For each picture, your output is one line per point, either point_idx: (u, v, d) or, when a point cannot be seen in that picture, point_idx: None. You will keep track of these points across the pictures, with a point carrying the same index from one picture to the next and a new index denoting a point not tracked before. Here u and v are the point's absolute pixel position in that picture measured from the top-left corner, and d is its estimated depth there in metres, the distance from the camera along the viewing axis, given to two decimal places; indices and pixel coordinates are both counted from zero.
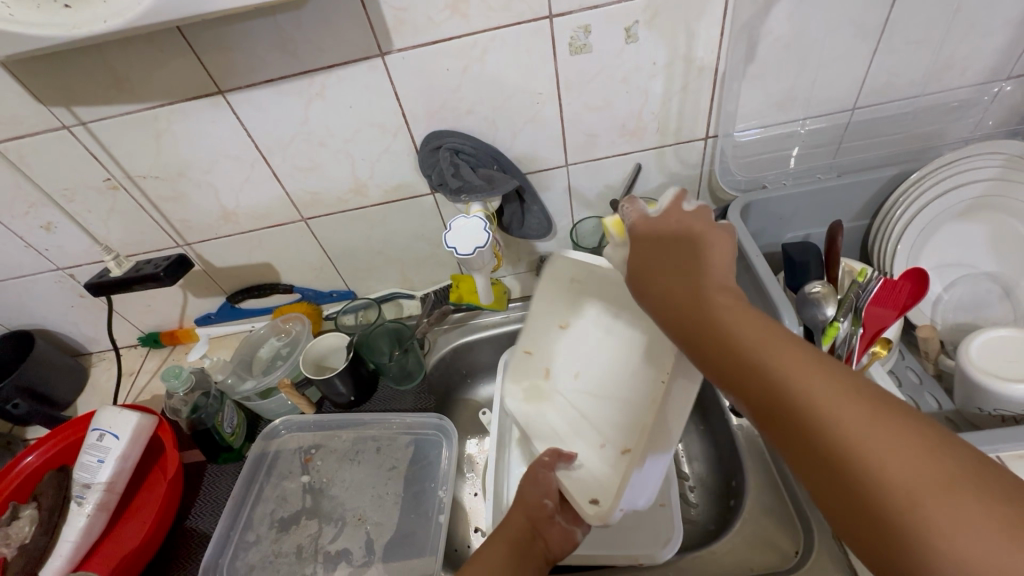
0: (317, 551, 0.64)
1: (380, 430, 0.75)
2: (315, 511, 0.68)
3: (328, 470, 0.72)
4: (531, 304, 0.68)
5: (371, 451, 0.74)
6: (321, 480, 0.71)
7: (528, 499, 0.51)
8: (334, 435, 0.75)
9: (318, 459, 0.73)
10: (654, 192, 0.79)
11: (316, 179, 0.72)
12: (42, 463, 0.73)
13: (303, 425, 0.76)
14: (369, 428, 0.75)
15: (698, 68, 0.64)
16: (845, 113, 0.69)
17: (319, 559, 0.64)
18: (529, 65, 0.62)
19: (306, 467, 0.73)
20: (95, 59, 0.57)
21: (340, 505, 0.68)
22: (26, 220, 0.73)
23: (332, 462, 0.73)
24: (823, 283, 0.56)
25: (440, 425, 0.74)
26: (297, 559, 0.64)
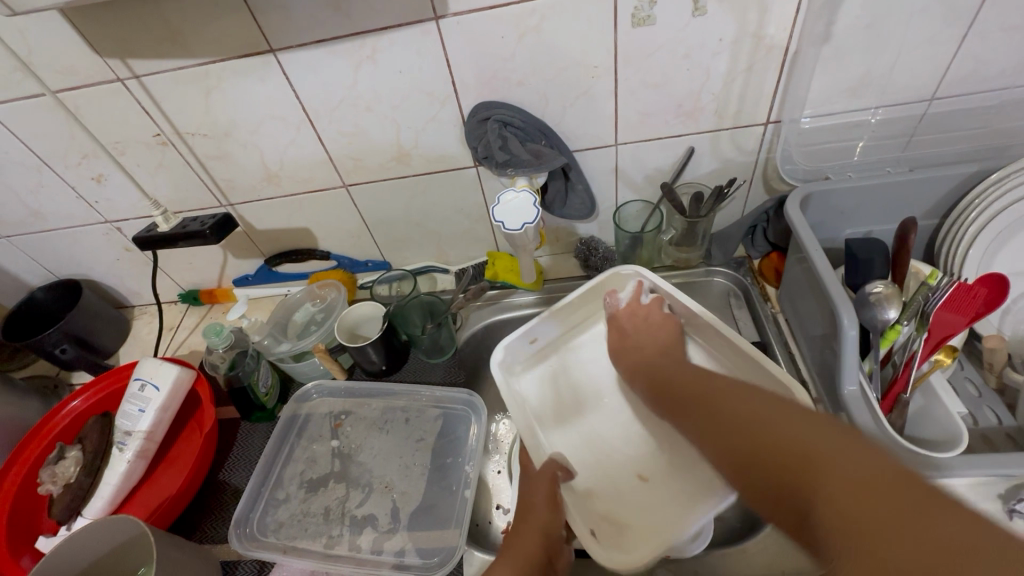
0: (344, 514, 0.66)
1: (411, 400, 0.76)
2: (344, 475, 0.69)
3: (357, 436, 0.73)
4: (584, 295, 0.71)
5: (400, 421, 0.74)
6: (350, 446, 0.72)
7: (547, 528, 0.52)
8: (364, 403, 0.76)
9: (348, 425, 0.74)
10: (705, 179, 0.75)
11: (360, 145, 0.71)
12: (87, 407, 0.76)
13: (335, 391, 0.78)
14: (399, 398, 0.76)
15: (767, 47, 0.60)
16: (921, 104, 0.64)
17: (345, 522, 0.65)
18: (587, 35, 0.59)
19: (336, 431, 0.74)
20: (151, 11, 0.56)
21: (367, 472, 0.69)
22: (78, 171, 0.74)
23: (362, 429, 0.74)
24: (886, 283, 0.53)
25: (469, 400, 0.74)
26: (324, 520, 0.65)
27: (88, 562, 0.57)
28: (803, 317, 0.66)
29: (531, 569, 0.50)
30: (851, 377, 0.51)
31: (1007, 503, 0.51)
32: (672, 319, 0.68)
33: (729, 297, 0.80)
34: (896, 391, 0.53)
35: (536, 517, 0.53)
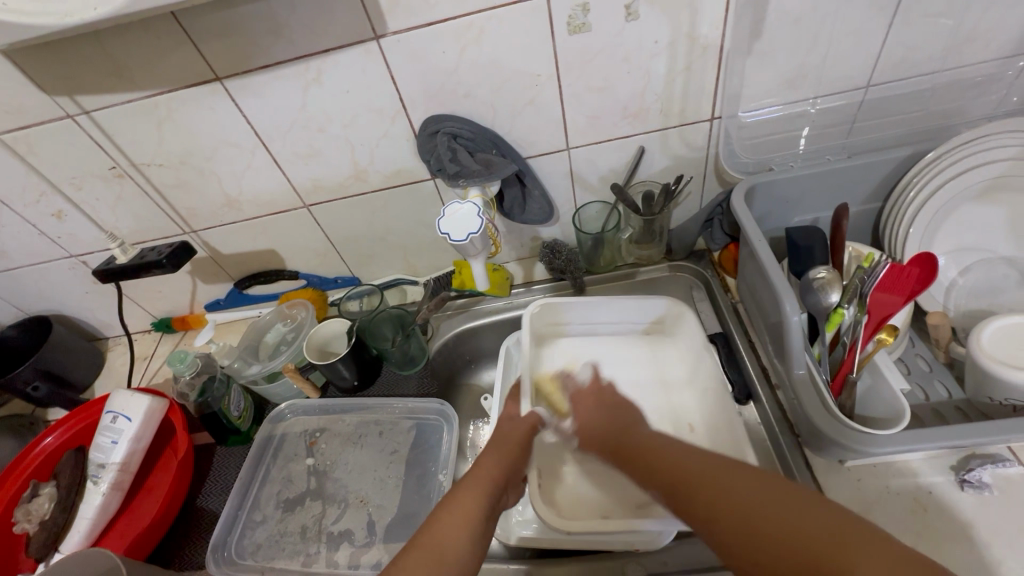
0: (321, 531, 0.66)
1: (384, 413, 0.76)
2: (320, 493, 0.70)
3: (332, 453, 0.73)
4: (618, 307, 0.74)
5: (375, 435, 0.75)
6: (325, 463, 0.72)
7: (510, 463, 0.55)
8: (338, 419, 0.77)
9: (322, 443, 0.75)
10: (658, 176, 0.77)
11: (316, 165, 0.72)
12: (62, 443, 0.77)
13: (309, 409, 0.78)
14: (373, 412, 0.77)
15: (702, 46, 0.62)
16: (858, 91, 0.66)
17: (322, 539, 0.65)
18: (527, 45, 0.61)
19: (311, 449, 0.74)
20: (94, 46, 0.57)
21: (343, 487, 0.70)
22: (38, 209, 0.75)
23: (337, 445, 0.74)
24: (828, 268, 0.55)
25: (442, 410, 0.75)
26: (300, 538, 0.66)
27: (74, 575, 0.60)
28: (763, 305, 0.65)
29: (488, 491, 0.51)
30: (799, 360, 0.53)
31: (960, 474, 0.53)
32: (695, 355, 0.69)
33: (692, 289, 0.82)
34: (844, 372, 0.54)
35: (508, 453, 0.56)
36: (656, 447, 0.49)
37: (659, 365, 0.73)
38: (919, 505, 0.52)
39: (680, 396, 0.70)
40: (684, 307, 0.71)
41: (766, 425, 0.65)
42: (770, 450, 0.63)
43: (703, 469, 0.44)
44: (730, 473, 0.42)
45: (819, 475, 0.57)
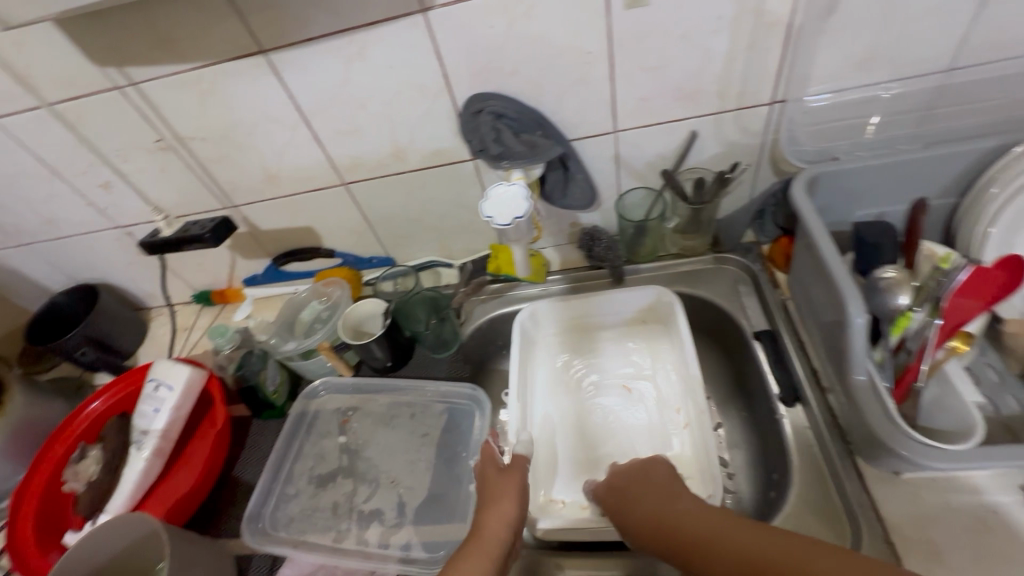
0: (353, 508, 0.67)
1: (416, 395, 0.76)
2: (352, 471, 0.70)
3: (364, 432, 0.74)
4: (613, 297, 0.76)
5: (406, 416, 0.75)
6: (357, 442, 0.73)
7: (509, 519, 0.51)
8: (371, 399, 0.77)
9: (355, 421, 0.75)
10: (709, 163, 0.73)
11: (355, 142, 0.70)
12: (107, 408, 0.79)
13: (342, 387, 0.79)
14: (404, 393, 0.77)
15: (768, 23, 0.57)
16: (937, 75, 0.60)
17: (353, 516, 0.66)
18: (579, 20, 0.57)
19: (343, 427, 0.75)
20: (142, 16, 0.57)
21: (375, 467, 0.70)
22: (86, 179, 0.76)
23: (369, 425, 0.75)
24: (898, 267, 0.52)
25: (473, 395, 0.74)
26: (332, 514, 0.66)
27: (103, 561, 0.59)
28: (815, 303, 0.62)
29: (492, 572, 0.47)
30: (859, 364, 0.49)
31: None
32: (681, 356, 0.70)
33: (739, 283, 0.77)
34: (908, 380, 0.50)
35: (505, 506, 0.53)
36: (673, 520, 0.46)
37: (655, 362, 0.74)
38: (980, 526, 0.49)
39: (671, 395, 0.71)
40: (673, 295, 0.72)
41: (813, 429, 0.61)
42: (817, 458, 0.59)
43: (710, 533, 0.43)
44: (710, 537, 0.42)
45: (872, 488, 0.54)
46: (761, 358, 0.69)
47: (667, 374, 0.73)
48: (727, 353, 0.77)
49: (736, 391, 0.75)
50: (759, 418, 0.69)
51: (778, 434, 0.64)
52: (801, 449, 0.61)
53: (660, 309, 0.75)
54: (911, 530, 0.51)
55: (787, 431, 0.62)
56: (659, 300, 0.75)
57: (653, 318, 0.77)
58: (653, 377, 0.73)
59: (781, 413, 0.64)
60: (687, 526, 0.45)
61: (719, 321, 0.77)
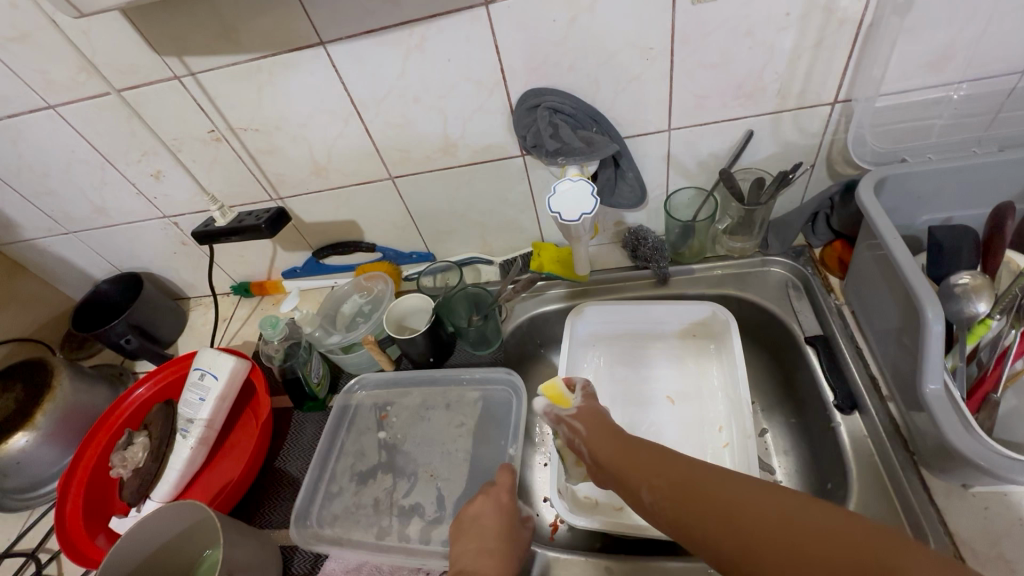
0: (393, 504, 0.66)
1: (451, 386, 0.76)
2: (391, 466, 0.70)
3: (402, 427, 0.74)
4: (655, 310, 0.75)
5: (440, 407, 0.75)
6: (395, 437, 0.73)
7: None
8: (406, 394, 0.77)
9: (393, 416, 0.75)
10: (763, 164, 0.72)
11: (405, 136, 0.70)
12: (151, 395, 0.80)
13: (379, 382, 0.78)
14: (438, 385, 0.77)
15: (839, 20, 0.56)
16: (1011, 77, 0.58)
17: (394, 512, 0.66)
18: (645, 15, 0.56)
19: (382, 423, 0.75)
20: (207, 7, 0.57)
21: (413, 460, 0.70)
22: (138, 168, 0.77)
23: (406, 419, 0.75)
24: (975, 273, 0.50)
25: (509, 380, 0.74)
26: (374, 511, 0.66)
27: (145, 554, 0.59)
28: (874, 310, 0.61)
29: None
30: (934, 375, 0.47)
31: None
32: (731, 377, 0.69)
33: (788, 287, 0.76)
34: (984, 390, 0.49)
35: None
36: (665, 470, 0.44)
37: (700, 378, 0.73)
38: None
39: (712, 406, 0.70)
40: (730, 315, 0.70)
41: (873, 438, 0.59)
42: (877, 467, 0.58)
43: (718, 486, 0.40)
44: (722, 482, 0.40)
45: (939, 500, 0.53)
46: (815, 365, 0.67)
47: (714, 389, 0.71)
48: (776, 358, 0.75)
49: (783, 397, 0.73)
50: (811, 425, 0.68)
51: (834, 441, 0.62)
52: (860, 457, 0.59)
53: (709, 324, 0.73)
54: (981, 546, 0.49)
55: (844, 438, 0.61)
56: (709, 317, 0.73)
57: (700, 333, 0.75)
58: (702, 393, 0.72)
59: (836, 422, 0.62)
60: (692, 476, 0.42)
61: (768, 325, 0.76)
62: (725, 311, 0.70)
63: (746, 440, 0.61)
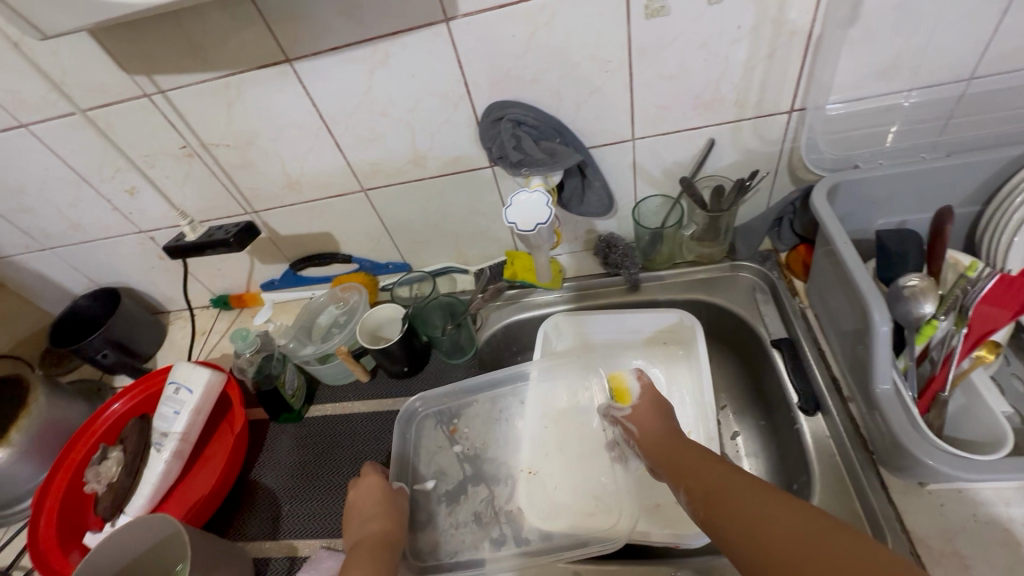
0: (497, 513, 0.63)
1: (517, 382, 0.71)
2: (479, 477, 0.66)
3: (478, 435, 0.69)
4: (633, 319, 0.75)
5: (516, 406, 0.71)
6: (474, 447, 0.68)
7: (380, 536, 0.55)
8: (470, 401, 0.71)
9: (463, 428, 0.70)
10: (727, 171, 0.73)
11: (376, 150, 0.71)
12: (128, 409, 0.80)
13: (438, 396, 0.72)
14: (501, 385, 0.72)
15: (789, 32, 0.57)
16: (958, 84, 0.60)
17: (502, 520, 0.62)
18: (601, 30, 0.58)
19: (453, 437, 0.69)
20: (173, 27, 0.58)
21: (501, 465, 0.66)
22: (112, 184, 0.78)
23: (481, 426, 0.70)
24: (922, 276, 0.51)
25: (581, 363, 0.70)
26: (478, 525, 0.62)
27: (125, 562, 0.60)
28: (835, 311, 0.62)
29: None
30: (883, 373, 0.49)
31: None
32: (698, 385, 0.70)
33: (755, 291, 0.77)
34: (934, 390, 0.50)
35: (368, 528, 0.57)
36: (700, 465, 0.50)
37: (669, 385, 0.74)
38: (1007, 541, 0.49)
39: (683, 411, 0.71)
40: (696, 320, 0.71)
41: (835, 439, 0.60)
42: (839, 468, 0.59)
43: (737, 487, 0.46)
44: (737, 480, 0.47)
45: (896, 499, 0.54)
46: (781, 367, 0.69)
47: (683, 397, 0.72)
48: (746, 363, 0.76)
49: (754, 400, 0.74)
50: (779, 427, 0.69)
51: (799, 443, 0.63)
52: (823, 459, 0.60)
53: (677, 331, 0.74)
54: (937, 542, 0.50)
55: (808, 440, 0.62)
56: (676, 324, 0.74)
57: (665, 339, 0.76)
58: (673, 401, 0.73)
59: (800, 425, 0.63)
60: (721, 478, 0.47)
61: (737, 330, 0.77)
62: (690, 317, 0.71)
63: (711, 443, 0.62)
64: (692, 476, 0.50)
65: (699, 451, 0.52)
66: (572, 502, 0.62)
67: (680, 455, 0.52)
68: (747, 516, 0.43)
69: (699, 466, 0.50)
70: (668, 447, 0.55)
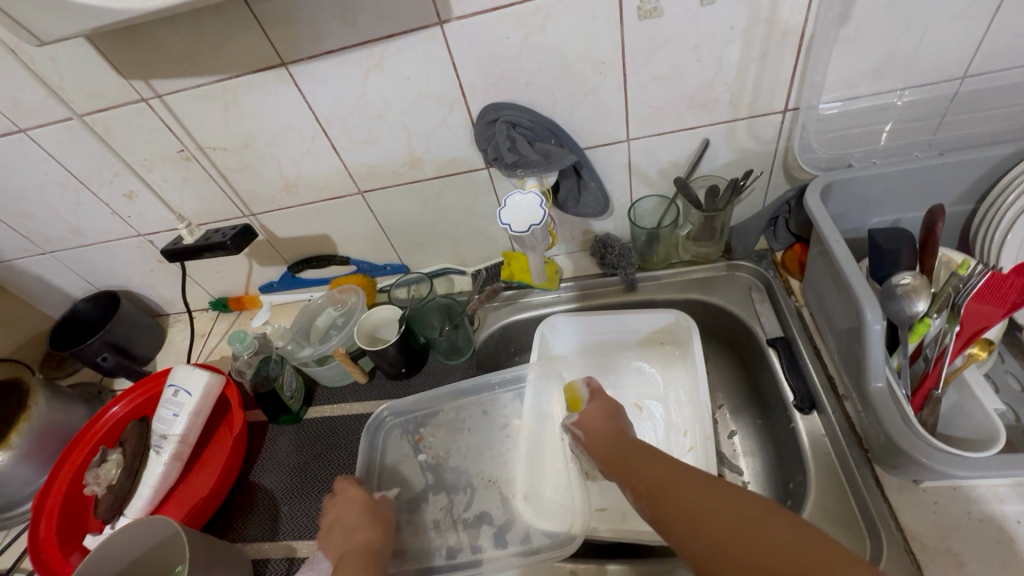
0: (456, 520, 0.63)
1: (483, 392, 0.72)
2: (441, 486, 0.66)
3: (442, 444, 0.69)
4: (621, 325, 0.76)
5: (479, 415, 0.71)
6: (437, 456, 0.68)
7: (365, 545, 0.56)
8: (436, 410, 0.72)
9: (429, 437, 0.70)
10: (721, 171, 0.74)
11: (372, 153, 0.72)
12: (127, 412, 0.80)
13: (407, 406, 0.72)
14: (467, 394, 0.72)
15: (781, 33, 0.58)
16: (952, 83, 0.60)
17: (460, 527, 0.63)
18: (595, 32, 0.58)
19: (418, 446, 0.69)
20: (169, 31, 0.59)
21: (464, 474, 0.67)
22: (111, 188, 0.78)
23: (444, 436, 0.70)
24: (915, 274, 0.51)
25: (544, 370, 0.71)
26: (436, 533, 0.63)
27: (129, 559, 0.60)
28: (830, 310, 0.62)
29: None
30: (878, 373, 0.49)
31: None
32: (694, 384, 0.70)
33: (751, 291, 0.77)
34: (927, 387, 0.50)
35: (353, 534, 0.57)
36: (641, 464, 0.51)
37: (666, 385, 0.74)
38: (1001, 538, 0.49)
39: (679, 411, 0.71)
40: (693, 320, 0.71)
41: (831, 437, 0.61)
42: (835, 466, 0.59)
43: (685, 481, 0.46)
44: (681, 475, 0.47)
45: (891, 497, 0.54)
46: (776, 366, 0.69)
47: (680, 397, 0.73)
48: (743, 363, 0.76)
49: (750, 400, 0.74)
50: (775, 426, 0.69)
51: (795, 441, 0.63)
52: (819, 458, 0.60)
53: (673, 331, 0.75)
54: (930, 539, 0.50)
55: (804, 438, 0.62)
56: (673, 324, 0.74)
57: (662, 339, 0.76)
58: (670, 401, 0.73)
59: (795, 424, 0.64)
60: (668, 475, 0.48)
61: (734, 329, 0.77)
62: (688, 316, 0.71)
63: (707, 442, 0.62)
64: (635, 476, 0.50)
65: (641, 448, 0.53)
66: (565, 502, 0.62)
67: (624, 454, 0.53)
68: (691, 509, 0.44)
69: (642, 464, 0.51)
70: (613, 446, 0.55)
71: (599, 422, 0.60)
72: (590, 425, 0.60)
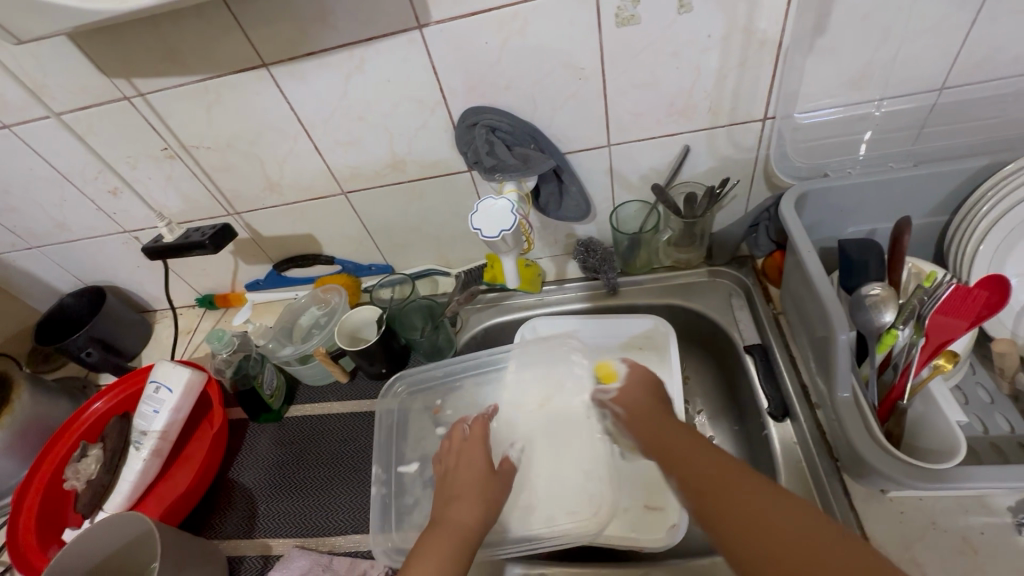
0: None
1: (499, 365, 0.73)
2: None
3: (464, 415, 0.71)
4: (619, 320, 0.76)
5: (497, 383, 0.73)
6: None
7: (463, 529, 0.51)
8: (458, 384, 0.74)
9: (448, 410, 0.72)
10: (702, 178, 0.74)
11: (355, 154, 0.72)
12: (110, 408, 0.81)
13: (418, 381, 0.74)
14: (484, 367, 0.73)
15: (759, 41, 0.58)
16: (929, 94, 0.60)
17: None
18: (573, 38, 0.59)
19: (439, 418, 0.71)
20: (151, 31, 0.59)
21: None
22: (96, 185, 0.79)
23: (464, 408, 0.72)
24: (884, 285, 0.51)
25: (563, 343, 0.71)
26: None
27: (94, 561, 0.60)
28: (802, 320, 0.63)
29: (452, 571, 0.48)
30: (844, 382, 0.49)
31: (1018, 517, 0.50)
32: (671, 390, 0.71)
33: (731, 297, 0.78)
34: (894, 398, 0.51)
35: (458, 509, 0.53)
36: (671, 435, 0.50)
37: None
38: (964, 548, 0.49)
39: None
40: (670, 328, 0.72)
41: (802, 444, 0.61)
42: (806, 473, 0.59)
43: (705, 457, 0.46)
44: (706, 450, 0.47)
45: (858, 506, 0.54)
46: (752, 372, 0.69)
47: None
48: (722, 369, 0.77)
49: (727, 405, 0.75)
50: (750, 433, 0.69)
51: (768, 448, 0.64)
52: (790, 465, 0.61)
53: (652, 337, 0.75)
54: (894, 549, 0.51)
55: (776, 445, 0.63)
56: (653, 330, 0.75)
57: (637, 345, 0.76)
58: None
59: (768, 430, 0.64)
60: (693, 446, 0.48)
61: (713, 335, 0.77)
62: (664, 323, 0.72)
63: None
64: (666, 447, 0.50)
65: (675, 421, 0.52)
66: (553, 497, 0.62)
67: (660, 426, 0.52)
68: (713, 481, 0.44)
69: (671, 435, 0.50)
70: (650, 419, 0.54)
71: (640, 391, 0.59)
72: (631, 393, 0.59)
